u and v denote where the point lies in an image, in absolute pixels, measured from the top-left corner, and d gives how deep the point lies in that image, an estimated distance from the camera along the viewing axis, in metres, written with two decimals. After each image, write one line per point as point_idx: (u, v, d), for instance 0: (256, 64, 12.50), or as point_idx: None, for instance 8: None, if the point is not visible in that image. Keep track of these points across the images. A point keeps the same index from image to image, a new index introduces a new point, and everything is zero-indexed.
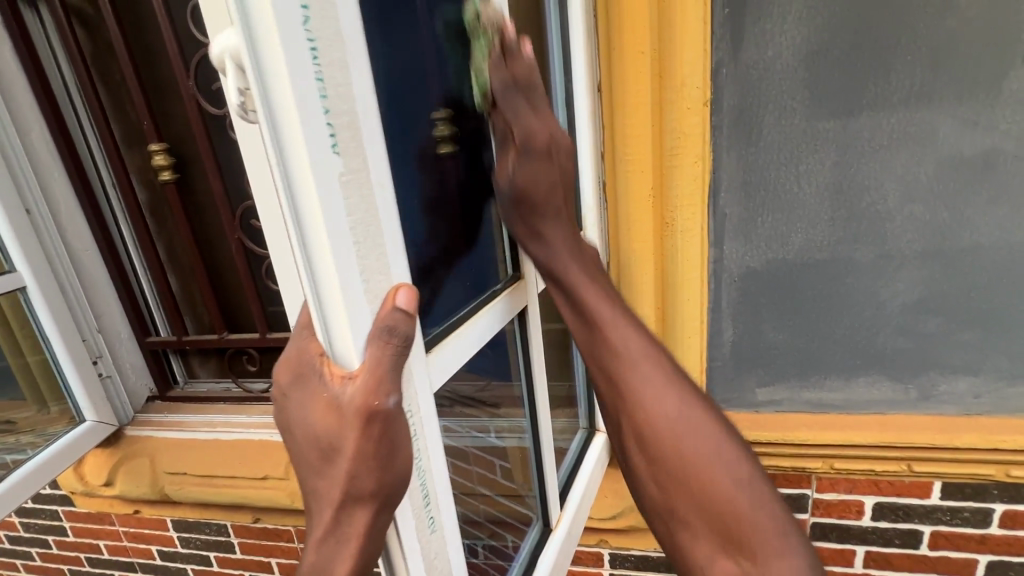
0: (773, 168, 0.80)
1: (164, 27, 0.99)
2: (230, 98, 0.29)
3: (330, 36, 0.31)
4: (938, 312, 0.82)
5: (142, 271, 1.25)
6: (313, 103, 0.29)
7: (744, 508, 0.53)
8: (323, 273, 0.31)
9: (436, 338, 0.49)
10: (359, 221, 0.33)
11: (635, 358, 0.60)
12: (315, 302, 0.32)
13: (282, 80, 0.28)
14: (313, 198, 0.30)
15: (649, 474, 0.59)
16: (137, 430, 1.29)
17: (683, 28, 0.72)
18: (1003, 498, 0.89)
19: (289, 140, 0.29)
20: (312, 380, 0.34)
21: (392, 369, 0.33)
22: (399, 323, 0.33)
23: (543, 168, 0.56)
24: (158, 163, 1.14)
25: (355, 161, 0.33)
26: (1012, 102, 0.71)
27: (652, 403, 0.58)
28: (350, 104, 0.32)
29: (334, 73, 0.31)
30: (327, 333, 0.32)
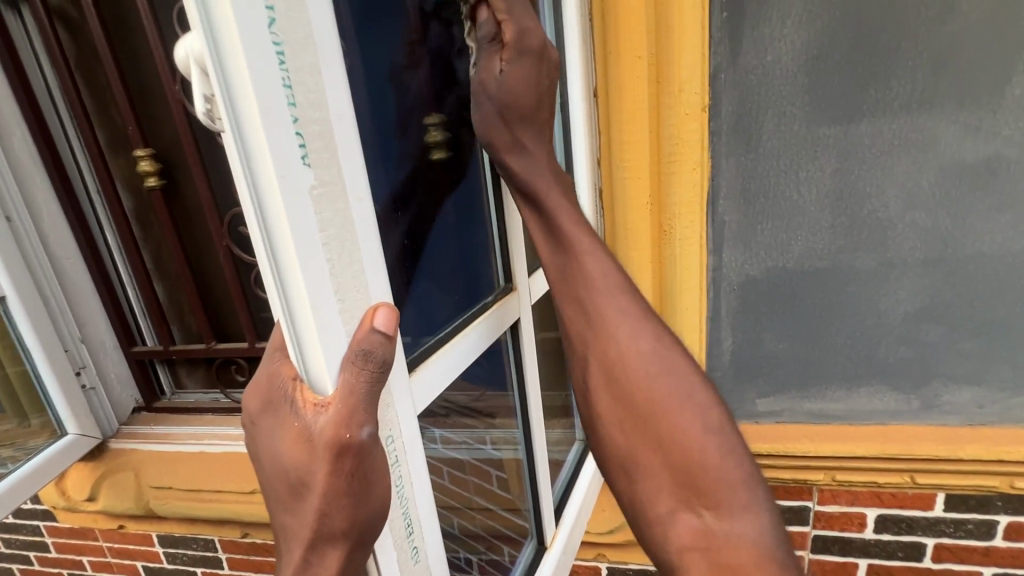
0: (772, 174, 0.78)
1: (150, 30, 0.96)
2: (195, 105, 0.26)
3: (299, 39, 0.28)
4: (941, 321, 0.81)
5: (128, 280, 1.22)
6: (280, 112, 0.27)
7: (711, 456, 0.49)
8: (293, 294, 0.29)
9: (419, 356, 0.46)
10: (333, 236, 0.31)
11: (618, 320, 0.55)
12: (287, 324, 0.30)
13: (245, 87, 0.25)
14: (281, 215, 0.28)
15: (614, 419, 0.54)
16: (122, 442, 1.26)
17: (681, 32, 0.70)
18: (1008, 509, 0.87)
19: (255, 151, 0.26)
20: (283, 406, 0.31)
21: (366, 399, 0.30)
22: (377, 347, 0.31)
23: (530, 73, 0.49)
24: (143, 169, 1.12)
25: (328, 173, 0.31)
26: (1015, 108, 0.70)
27: (627, 343, 0.54)
28: (322, 112, 0.30)
29: (304, 79, 0.29)
30: (300, 358, 0.30)
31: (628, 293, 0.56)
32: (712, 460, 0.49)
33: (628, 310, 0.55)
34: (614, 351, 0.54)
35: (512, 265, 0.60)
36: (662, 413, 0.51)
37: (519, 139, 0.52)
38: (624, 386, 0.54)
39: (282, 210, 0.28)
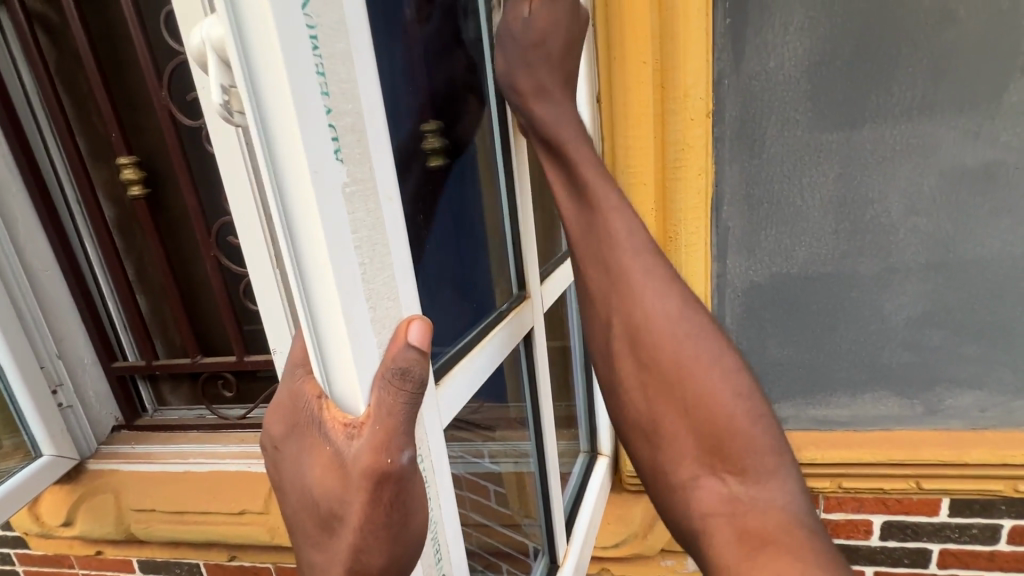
0: (776, 180, 0.78)
1: (136, 33, 0.93)
2: (214, 96, 0.27)
3: (334, 26, 0.27)
4: (943, 325, 0.81)
5: (109, 293, 1.17)
6: (314, 101, 0.25)
7: (736, 416, 0.44)
8: (324, 302, 0.27)
9: (443, 368, 0.45)
10: (365, 238, 0.29)
11: (643, 275, 0.49)
12: (312, 334, 0.28)
13: (276, 74, 0.24)
14: (314, 214, 0.26)
15: (633, 375, 0.49)
16: (101, 463, 1.20)
17: (686, 38, 0.70)
18: (1011, 513, 0.87)
19: (287, 144, 0.25)
20: (310, 430, 0.30)
21: (404, 420, 0.28)
22: (414, 365, 0.29)
23: (560, 25, 0.50)
24: (126, 177, 1.08)
25: (359, 169, 0.29)
26: (1012, 114, 0.71)
27: (650, 299, 0.49)
28: (353, 103, 0.29)
29: (336, 68, 0.27)
30: (324, 371, 0.29)
31: (653, 249, 0.51)
32: (743, 428, 0.44)
33: (655, 271, 0.50)
34: (640, 310, 0.49)
35: (525, 271, 0.59)
36: (688, 380, 0.46)
37: (547, 88, 0.50)
38: (649, 346, 0.48)
39: (315, 209, 0.26)
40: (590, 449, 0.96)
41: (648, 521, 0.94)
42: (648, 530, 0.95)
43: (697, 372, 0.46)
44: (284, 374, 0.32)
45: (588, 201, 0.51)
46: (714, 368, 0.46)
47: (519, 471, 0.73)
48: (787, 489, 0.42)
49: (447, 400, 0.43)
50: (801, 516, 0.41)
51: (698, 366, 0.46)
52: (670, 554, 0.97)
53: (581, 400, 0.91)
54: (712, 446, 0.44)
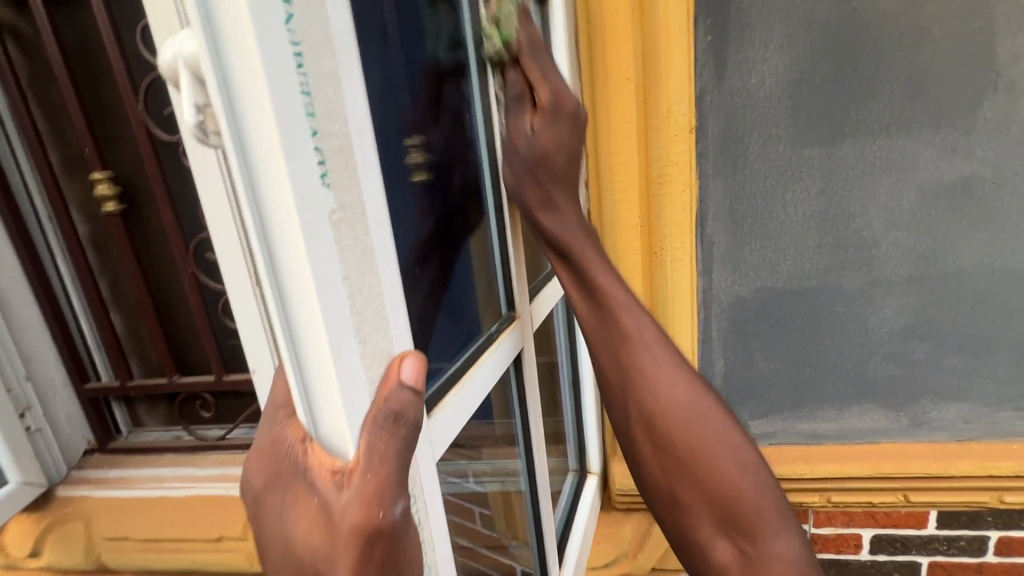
0: (759, 196, 0.78)
1: (110, 47, 0.91)
2: (185, 116, 0.24)
3: (318, 41, 0.25)
4: (926, 338, 0.81)
5: (81, 312, 1.13)
6: (297, 123, 0.23)
7: (748, 493, 0.50)
8: (310, 338, 0.25)
9: (433, 400, 0.43)
10: (353, 268, 0.27)
11: (661, 374, 0.52)
12: (296, 370, 0.25)
13: (257, 95, 0.21)
14: (298, 244, 0.23)
15: (652, 458, 0.53)
16: (71, 489, 1.15)
17: (668, 54, 0.70)
18: (998, 524, 0.87)
19: (268, 167, 0.22)
20: (295, 476, 0.27)
21: (397, 469, 0.26)
22: (407, 407, 0.27)
23: (563, 133, 0.50)
24: (101, 193, 1.05)
25: (348, 195, 0.26)
26: (988, 130, 0.72)
27: (663, 390, 0.52)
28: (341, 124, 0.26)
29: (322, 85, 0.25)
30: (308, 409, 0.26)
31: (660, 337, 0.54)
32: (755, 503, 0.50)
33: (664, 359, 0.53)
34: (659, 409, 0.52)
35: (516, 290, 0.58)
36: (702, 460, 0.51)
37: (553, 198, 0.51)
38: (669, 439, 0.52)
39: (300, 238, 0.23)
40: (579, 468, 0.94)
41: (638, 539, 0.91)
42: (639, 548, 0.90)
43: (716, 461, 0.51)
44: (264, 414, 0.30)
45: (602, 300, 0.53)
46: (734, 452, 0.51)
47: (505, 491, 0.70)
48: (797, 544, 0.49)
49: (439, 434, 0.41)
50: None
51: (715, 451, 0.51)
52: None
53: (570, 416, 0.90)
54: (732, 524, 0.50)
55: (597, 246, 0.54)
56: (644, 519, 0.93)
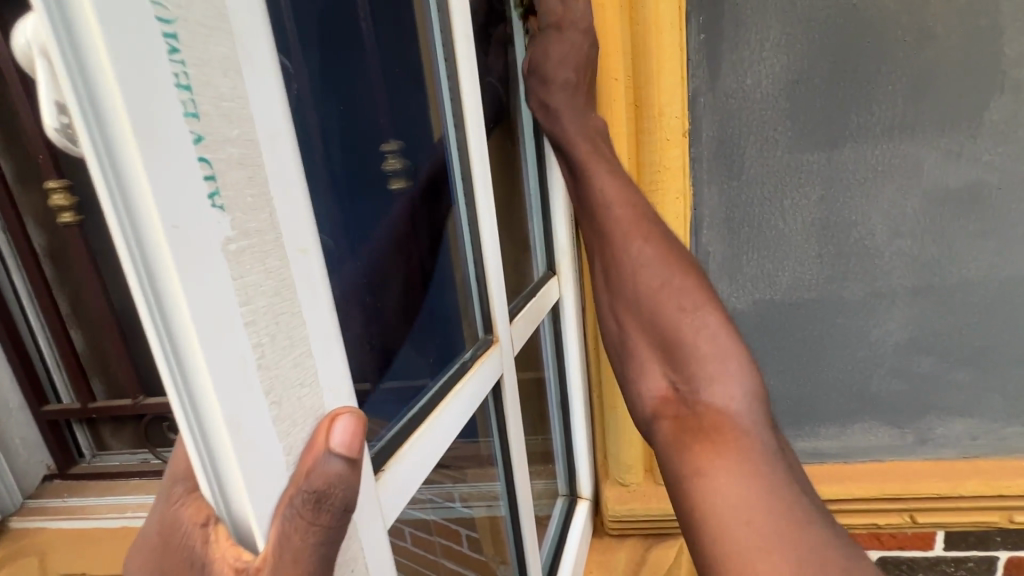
0: (757, 203, 0.74)
1: None
2: (43, 116, 0.19)
3: (207, 20, 0.19)
4: (931, 351, 0.77)
5: (39, 330, 1.10)
6: (166, 127, 0.17)
7: (685, 334, 0.47)
8: (200, 405, 0.19)
9: (386, 449, 0.35)
10: (263, 310, 0.21)
11: (618, 224, 0.54)
12: (193, 448, 0.19)
13: (108, 87, 0.16)
14: (175, 287, 0.18)
15: (609, 307, 0.55)
16: (25, 522, 1.10)
17: (659, 54, 0.66)
18: (1007, 545, 0.83)
19: (130, 183, 0.17)
20: (186, 571, 0.21)
21: (317, 567, 0.21)
22: (336, 480, 0.21)
23: (559, 44, 0.58)
24: (56, 203, 0.97)
25: (253, 219, 0.21)
26: (993, 133, 0.69)
27: (620, 237, 0.54)
28: (244, 127, 0.20)
29: (212, 77, 0.19)
30: (215, 489, 0.20)
31: (626, 194, 0.56)
32: (692, 343, 0.46)
33: (625, 210, 0.55)
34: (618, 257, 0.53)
35: (493, 304, 0.50)
36: (648, 296, 0.50)
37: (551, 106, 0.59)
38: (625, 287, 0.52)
39: (178, 277, 0.18)
40: (569, 492, 0.90)
41: (632, 565, 0.86)
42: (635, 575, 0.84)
43: (664, 306, 0.49)
44: (160, 487, 0.24)
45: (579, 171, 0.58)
46: (681, 298, 0.49)
47: (493, 515, 0.65)
48: (745, 391, 0.43)
49: (395, 491, 0.33)
50: (756, 429, 0.41)
51: (660, 294, 0.50)
52: None
53: (558, 436, 0.84)
54: (670, 361, 0.47)
55: (588, 140, 0.59)
56: (638, 545, 0.88)
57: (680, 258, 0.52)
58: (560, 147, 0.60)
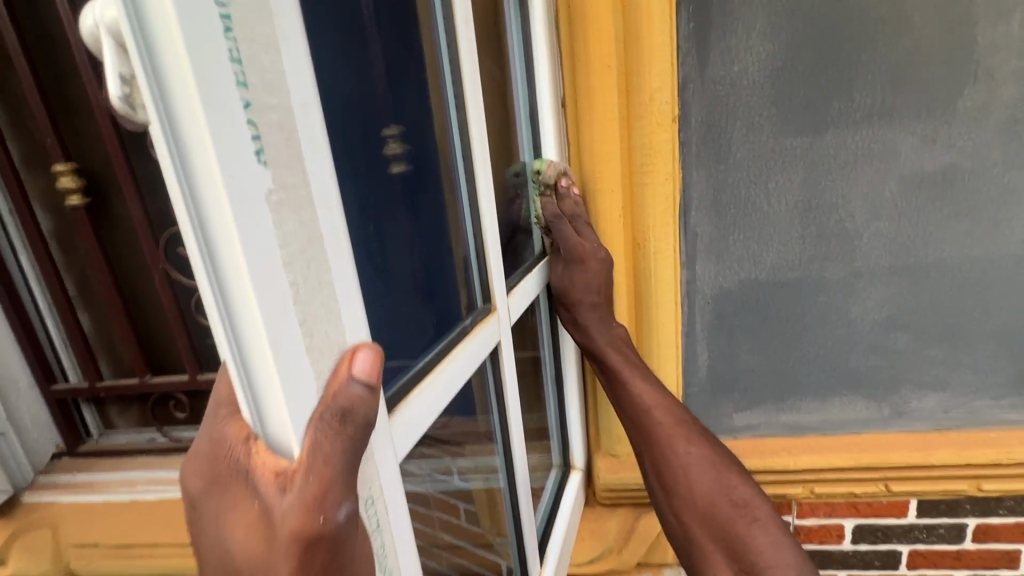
0: (742, 186, 0.78)
1: (73, 37, 0.91)
2: (109, 88, 0.22)
3: (252, 4, 0.22)
4: (907, 328, 0.82)
5: (47, 310, 1.14)
6: (224, 91, 0.21)
7: (737, 520, 0.61)
8: (245, 327, 0.22)
9: (398, 395, 0.38)
10: (298, 253, 0.24)
11: (668, 433, 0.66)
12: (236, 366, 0.23)
13: (177, 60, 0.19)
14: (228, 226, 0.21)
15: (667, 502, 0.66)
16: (37, 496, 1.13)
17: (650, 41, 0.69)
18: (975, 512, 0.88)
19: (192, 138, 0.20)
20: (232, 479, 0.25)
21: (345, 468, 0.24)
22: (358, 403, 0.25)
23: (579, 274, 0.72)
24: (64, 186, 1.01)
25: (289, 174, 0.24)
26: (966, 119, 0.72)
27: (673, 451, 0.65)
28: (281, 98, 0.24)
29: (257, 54, 0.22)
30: (252, 404, 0.24)
31: (671, 407, 0.68)
32: (745, 527, 0.60)
33: (673, 419, 0.67)
34: (668, 462, 0.65)
35: (490, 270, 0.55)
36: (699, 494, 0.63)
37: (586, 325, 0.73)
38: (675, 487, 0.65)
39: (232, 218, 0.21)
40: (562, 463, 0.93)
41: (622, 533, 0.91)
42: (624, 544, 0.90)
43: (716, 502, 0.62)
44: (207, 415, 0.27)
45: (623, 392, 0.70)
46: (732, 494, 0.63)
47: (489, 488, 0.69)
48: (791, 562, 0.58)
49: (404, 431, 0.37)
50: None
51: (709, 491, 0.63)
52: (646, 567, 0.91)
53: (553, 414, 0.88)
54: (730, 547, 0.61)
55: (632, 364, 0.72)
56: (628, 515, 0.92)
57: (724, 461, 0.65)
58: (595, 356, 0.73)
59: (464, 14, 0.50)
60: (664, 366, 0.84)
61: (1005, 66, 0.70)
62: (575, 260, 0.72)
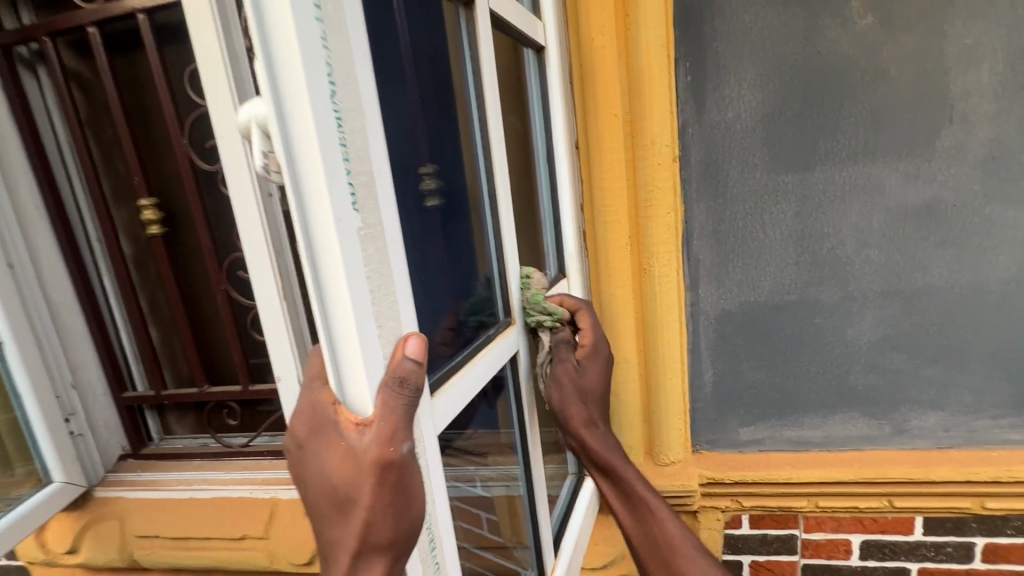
0: (740, 218, 0.86)
1: (163, 92, 1.09)
2: (255, 161, 0.32)
3: (352, 108, 0.34)
4: (902, 349, 0.87)
5: (122, 324, 1.30)
6: (337, 165, 0.32)
7: None
8: (341, 321, 0.33)
9: (439, 381, 0.49)
10: (375, 270, 0.35)
11: (671, 535, 0.71)
12: (332, 348, 0.33)
13: (311, 150, 0.31)
14: (335, 253, 0.32)
15: None
16: (108, 490, 1.26)
17: (651, 96, 0.80)
18: (982, 531, 0.90)
19: (318, 196, 0.31)
20: (326, 428, 0.35)
21: (405, 418, 0.34)
22: (411, 374, 0.35)
23: (592, 366, 0.76)
24: (146, 218, 1.18)
25: (371, 217, 0.35)
26: (946, 156, 0.79)
27: (676, 550, 0.70)
28: (367, 166, 0.35)
29: (354, 139, 0.34)
30: (340, 376, 0.34)
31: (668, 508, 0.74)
32: None
33: (674, 523, 0.72)
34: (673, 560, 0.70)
35: (510, 288, 0.66)
36: None
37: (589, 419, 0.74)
38: None
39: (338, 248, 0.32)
40: (578, 471, 1.00)
41: None
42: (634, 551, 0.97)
43: None
44: (299, 386, 0.37)
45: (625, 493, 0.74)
46: None
47: (510, 495, 0.76)
48: None
49: (443, 411, 0.48)
50: None
51: None
52: None
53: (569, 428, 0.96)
54: None
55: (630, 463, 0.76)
56: None
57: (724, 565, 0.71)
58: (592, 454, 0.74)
59: (489, 84, 0.62)
60: (670, 380, 0.91)
61: (979, 109, 0.77)
62: (593, 353, 0.76)
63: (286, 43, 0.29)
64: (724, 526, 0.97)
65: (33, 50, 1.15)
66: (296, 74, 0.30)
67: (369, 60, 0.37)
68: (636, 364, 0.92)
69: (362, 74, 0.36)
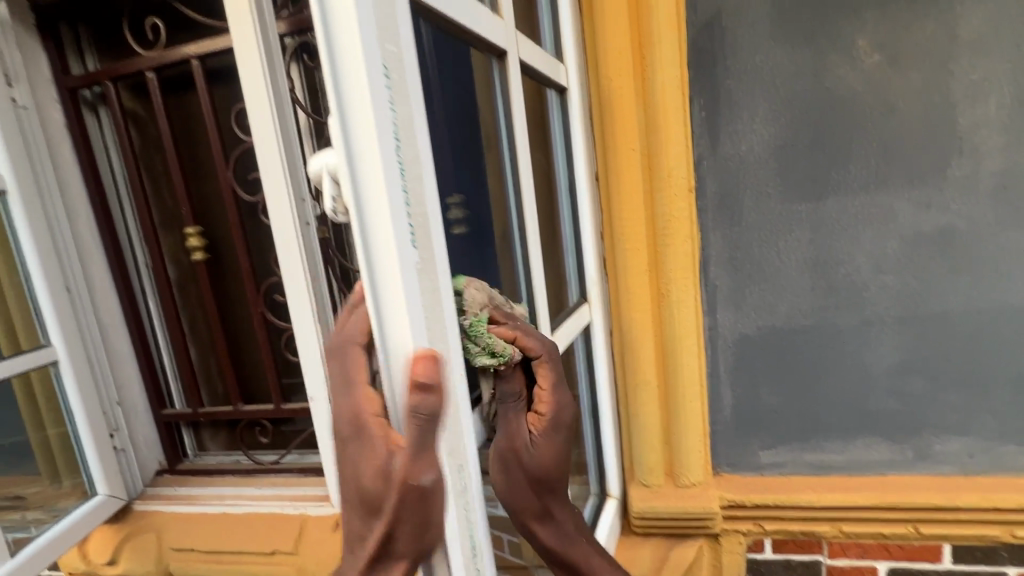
0: (756, 245, 0.89)
1: (212, 127, 1.17)
2: (326, 205, 0.39)
3: (412, 158, 0.39)
4: (922, 373, 0.88)
5: (164, 344, 1.38)
6: (400, 210, 0.37)
7: None
8: (398, 343, 0.38)
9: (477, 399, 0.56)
10: (429, 299, 0.40)
11: None
12: (390, 366, 0.38)
13: (379, 197, 0.36)
14: (396, 285, 0.37)
15: None
16: (146, 504, 1.32)
17: (667, 132, 0.85)
18: (1014, 561, 0.88)
19: (382, 236, 0.37)
20: (363, 442, 0.40)
21: (426, 444, 0.38)
22: (427, 402, 0.37)
23: (552, 442, 0.59)
24: (192, 245, 1.27)
25: (427, 253, 0.40)
26: (958, 186, 0.82)
27: None
28: (424, 208, 0.40)
29: (414, 186, 0.39)
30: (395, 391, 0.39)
31: None
32: None
33: None
34: None
35: (535, 313, 0.71)
36: None
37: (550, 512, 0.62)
38: None
39: (399, 280, 0.37)
40: (600, 491, 1.00)
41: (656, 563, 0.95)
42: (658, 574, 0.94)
43: None
44: (342, 394, 0.42)
45: None
46: None
47: None
48: None
49: None
50: None
51: None
52: None
53: (592, 451, 0.97)
54: None
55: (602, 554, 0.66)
56: (661, 544, 0.97)
57: None
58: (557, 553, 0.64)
59: (517, 127, 0.68)
60: (689, 403, 0.93)
61: (989, 140, 0.80)
62: (552, 425, 0.59)
63: (361, 110, 0.35)
64: (746, 550, 0.97)
65: (96, 93, 1.25)
66: (367, 135, 0.35)
67: (426, 118, 0.42)
68: (655, 385, 0.94)
69: (420, 129, 0.41)
